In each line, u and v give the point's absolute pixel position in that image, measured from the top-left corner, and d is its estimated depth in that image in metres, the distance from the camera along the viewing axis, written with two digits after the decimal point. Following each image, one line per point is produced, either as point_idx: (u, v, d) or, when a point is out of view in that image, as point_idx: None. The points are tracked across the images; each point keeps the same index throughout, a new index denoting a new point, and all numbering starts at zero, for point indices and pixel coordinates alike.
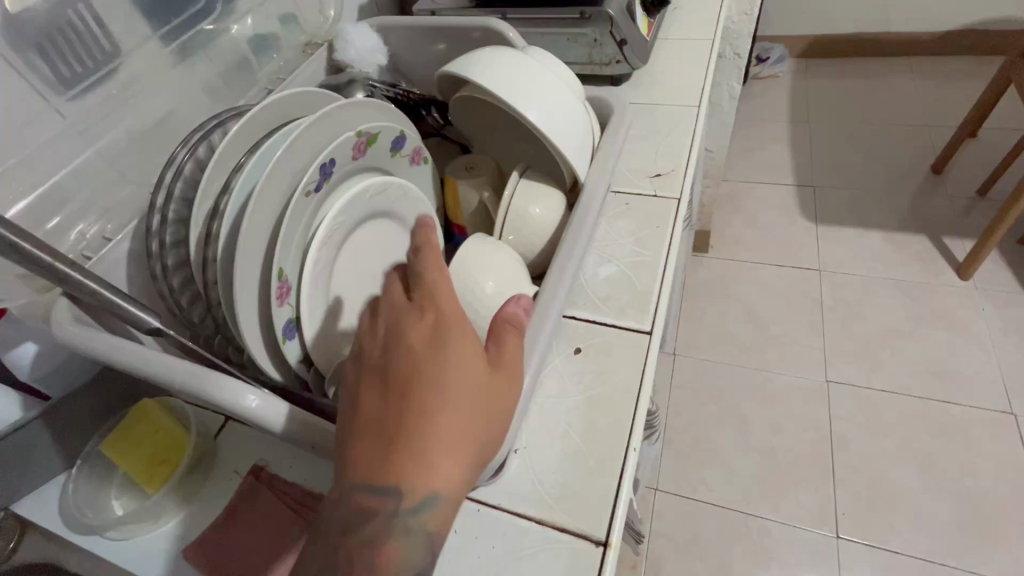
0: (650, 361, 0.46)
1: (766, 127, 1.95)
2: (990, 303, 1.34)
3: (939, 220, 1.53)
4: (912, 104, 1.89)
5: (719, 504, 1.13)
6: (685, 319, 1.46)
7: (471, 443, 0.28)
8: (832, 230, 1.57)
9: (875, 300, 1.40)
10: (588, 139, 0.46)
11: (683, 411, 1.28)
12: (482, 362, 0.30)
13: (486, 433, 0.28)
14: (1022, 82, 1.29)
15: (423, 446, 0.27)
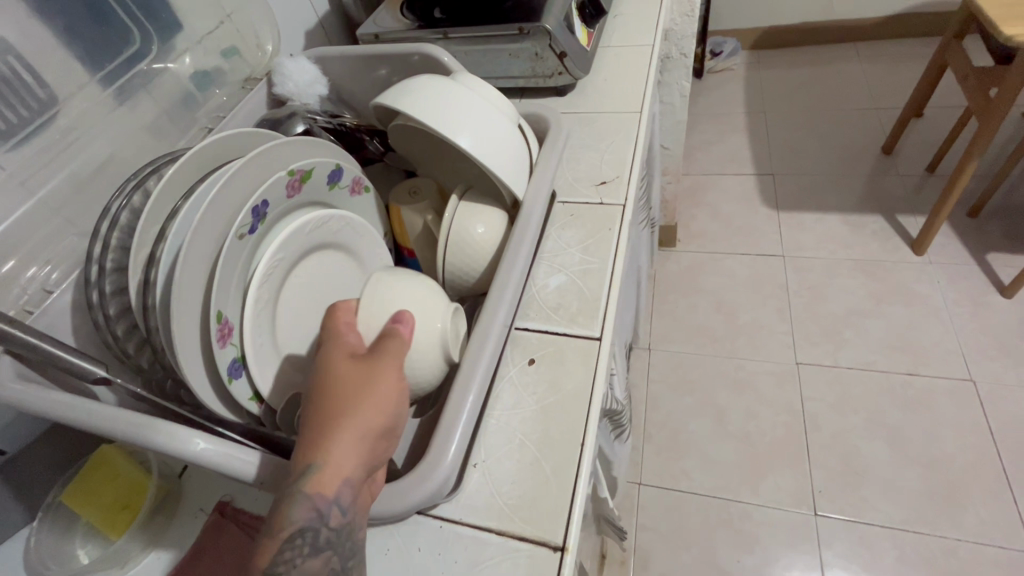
0: (600, 365, 0.47)
1: (724, 120, 2.00)
2: (945, 275, 1.39)
3: (892, 198, 1.59)
4: (860, 88, 1.95)
5: (701, 493, 1.16)
6: (658, 313, 1.49)
7: (344, 417, 0.32)
8: (793, 215, 1.62)
9: (837, 280, 1.45)
10: (523, 157, 0.47)
11: (661, 404, 1.31)
12: (351, 362, 0.35)
13: (349, 402, 0.32)
14: (956, 61, 1.36)
15: (303, 436, 0.32)
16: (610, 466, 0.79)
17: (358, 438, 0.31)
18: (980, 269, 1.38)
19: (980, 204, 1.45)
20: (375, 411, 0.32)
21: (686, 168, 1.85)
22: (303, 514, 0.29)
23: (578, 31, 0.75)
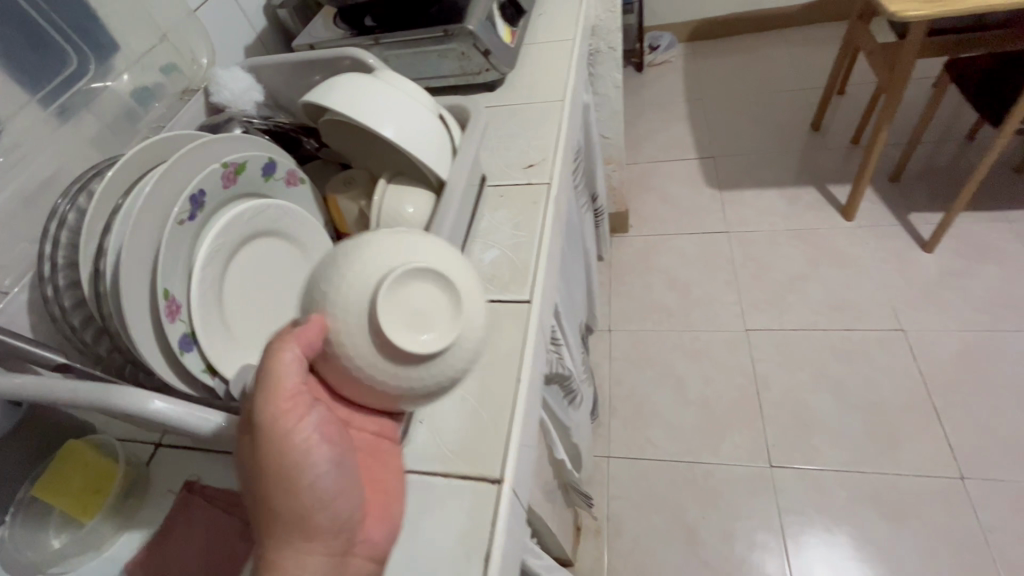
0: (531, 323, 0.52)
1: (666, 108, 2.10)
2: (873, 236, 1.50)
3: (823, 170, 1.70)
4: (787, 70, 2.08)
5: (665, 458, 1.23)
6: (616, 295, 1.56)
7: (260, 494, 0.32)
8: (734, 193, 1.72)
9: (778, 250, 1.54)
10: (445, 143, 0.52)
11: (624, 380, 1.37)
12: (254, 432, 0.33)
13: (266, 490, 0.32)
14: (863, 39, 1.47)
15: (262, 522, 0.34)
16: (571, 432, 0.85)
17: (285, 521, 0.32)
18: (904, 228, 1.49)
19: (900, 168, 1.56)
20: (278, 480, 0.31)
21: (633, 157, 1.94)
22: None
23: (501, 29, 0.81)
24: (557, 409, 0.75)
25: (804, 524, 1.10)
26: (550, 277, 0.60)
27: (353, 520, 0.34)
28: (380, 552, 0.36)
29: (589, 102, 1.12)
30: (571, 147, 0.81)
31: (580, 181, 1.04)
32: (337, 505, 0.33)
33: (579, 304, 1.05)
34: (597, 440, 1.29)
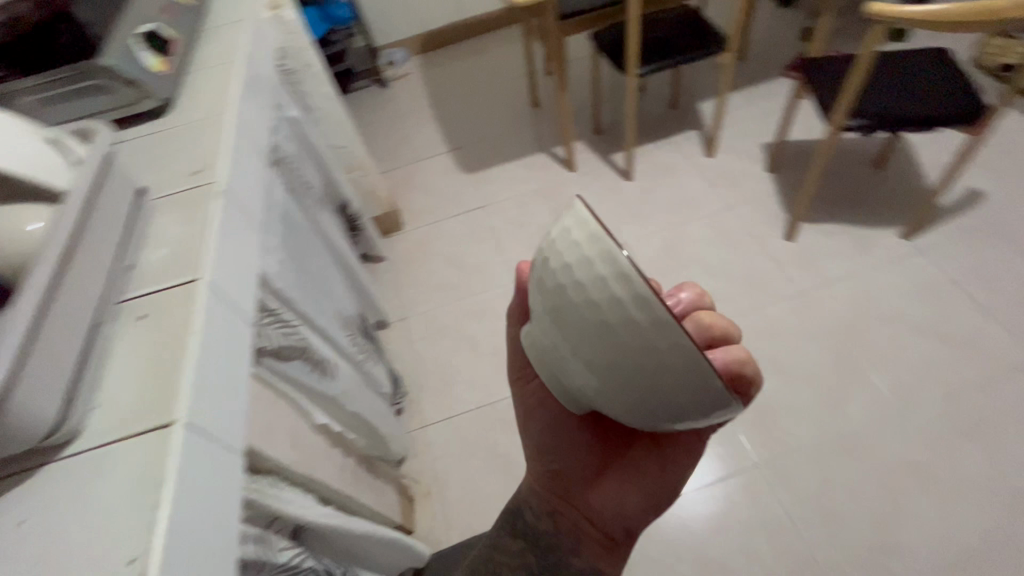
0: (202, 292, 0.59)
1: (415, 115, 2.30)
2: (591, 178, 1.84)
3: (547, 137, 2.03)
4: (505, 63, 2.43)
5: (472, 408, 1.37)
6: (405, 286, 1.68)
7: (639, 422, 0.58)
8: (484, 172, 1.96)
9: (526, 208, 1.80)
10: (53, 159, 0.54)
11: (426, 356, 1.49)
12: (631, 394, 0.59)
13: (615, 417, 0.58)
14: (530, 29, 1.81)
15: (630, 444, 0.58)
16: (336, 403, 0.92)
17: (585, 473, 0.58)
18: (610, 166, 1.86)
19: (597, 122, 1.95)
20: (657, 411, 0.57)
21: (395, 163, 2.09)
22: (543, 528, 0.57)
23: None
24: (302, 381, 0.82)
25: None
26: (232, 256, 0.67)
27: (621, 526, 0.56)
28: (606, 522, 0.56)
29: (297, 116, 1.22)
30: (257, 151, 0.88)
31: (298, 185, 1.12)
32: (549, 467, 0.58)
33: (335, 297, 1.13)
34: (412, 417, 1.38)
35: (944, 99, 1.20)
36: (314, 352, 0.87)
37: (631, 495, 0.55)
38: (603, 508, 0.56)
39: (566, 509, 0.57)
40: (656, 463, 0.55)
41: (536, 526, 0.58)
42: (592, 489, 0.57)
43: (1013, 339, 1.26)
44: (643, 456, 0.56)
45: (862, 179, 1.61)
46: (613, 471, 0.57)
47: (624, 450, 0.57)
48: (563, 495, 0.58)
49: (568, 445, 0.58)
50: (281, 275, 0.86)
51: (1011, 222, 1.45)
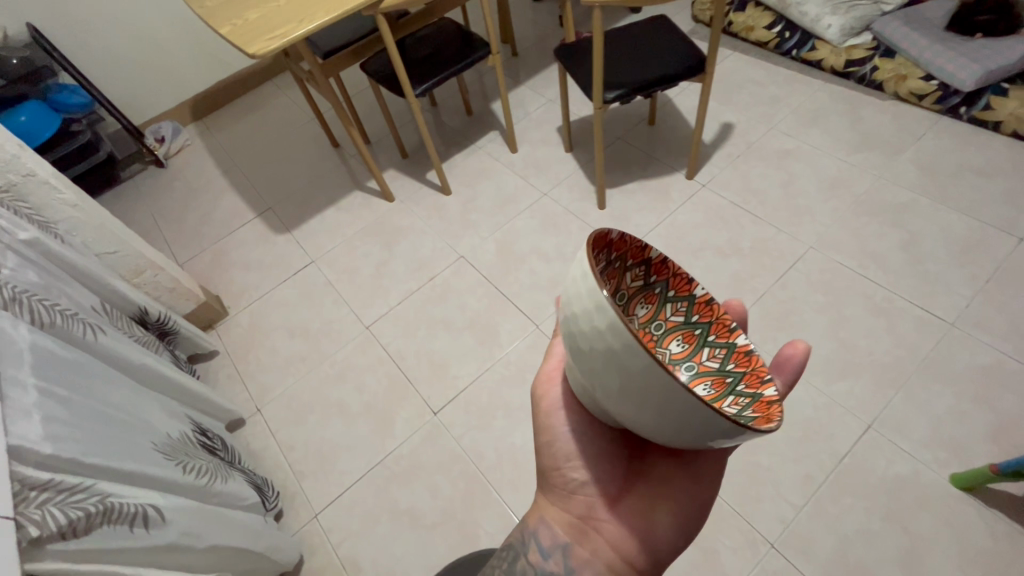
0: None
1: (207, 188, 2.09)
2: (413, 203, 1.82)
3: (358, 174, 1.97)
4: (292, 110, 2.31)
5: (361, 476, 1.28)
6: (249, 375, 1.51)
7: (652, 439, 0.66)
8: (302, 228, 1.84)
9: (357, 251, 1.73)
10: None
11: (295, 442, 1.36)
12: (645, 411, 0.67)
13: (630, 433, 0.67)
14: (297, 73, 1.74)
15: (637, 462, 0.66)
16: (176, 549, 0.80)
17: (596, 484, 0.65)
18: (427, 185, 1.86)
19: (402, 146, 1.94)
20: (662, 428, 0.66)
21: (200, 246, 1.88)
22: (550, 541, 0.64)
23: None
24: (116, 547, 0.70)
25: (473, 436, 1.29)
26: None
27: (632, 535, 0.62)
28: (618, 532, 0.63)
29: (31, 237, 1.03)
30: None
31: (63, 314, 0.94)
32: (579, 481, 0.65)
33: (150, 425, 0.98)
34: (297, 514, 1.25)
35: (672, 57, 1.39)
36: (123, 506, 0.74)
37: (657, 519, 0.62)
38: (626, 530, 0.63)
39: (589, 530, 0.63)
40: (687, 486, 0.63)
41: (552, 553, 0.63)
42: (616, 509, 0.64)
43: (788, 235, 1.49)
44: (671, 478, 0.64)
45: (643, 139, 1.81)
46: (640, 491, 0.64)
47: (654, 472, 0.65)
48: (588, 517, 0.64)
49: (597, 455, 0.65)
50: (49, 436, 0.72)
51: (759, 142, 1.73)
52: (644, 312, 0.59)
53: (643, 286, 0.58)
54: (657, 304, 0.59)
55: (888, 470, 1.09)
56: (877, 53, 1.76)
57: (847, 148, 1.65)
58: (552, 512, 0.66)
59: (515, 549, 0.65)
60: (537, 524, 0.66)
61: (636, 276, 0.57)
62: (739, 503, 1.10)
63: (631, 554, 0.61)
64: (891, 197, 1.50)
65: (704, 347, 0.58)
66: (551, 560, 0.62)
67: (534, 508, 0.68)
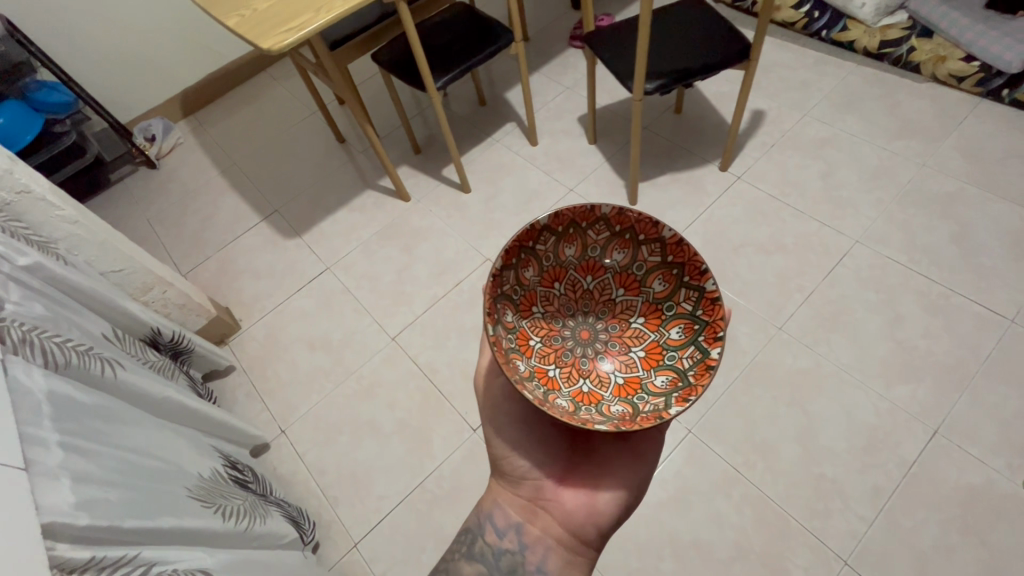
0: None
1: (206, 189, 1.96)
2: (431, 202, 1.73)
3: (369, 171, 1.86)
4: (290, 103, 2.18)
5: (401, 500, 1.21)
6: (269, 392, 1.42)
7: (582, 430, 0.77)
8: (313, 231, 1.74)
9: (375, 255, 1.63)
10: None
11: (326, 465, 1.28)
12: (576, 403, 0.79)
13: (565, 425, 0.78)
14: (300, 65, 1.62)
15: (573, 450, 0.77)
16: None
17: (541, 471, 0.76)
18: (445, 182, 1.77)
19: (415, 141, 1.84)
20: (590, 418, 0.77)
21: (204, 254, 1.77)
22: (505, 522, 0.75)
23: None
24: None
25: None
26: None
27: (571, 509, 0.73)
28: (562, 510, 0.74)
29: (30, 262, 0.91)
30: None
31: (77, 351, 0.84)
32: (526, 472, 0.76)
33: (179, 466, 0.89)
34: (336, 543, 1.18)
35: (715, 44, 1.31)
36: None
37: (597, 497, 0.72)
38: (569, 506, 0.74)
39: (538, 511, 0.75)
40: (624, 466, 0.73)
41: (507, 531, 0.75)
42: (561, 489, 0.75)
43: (832, 229, 1.43)
44: (607, 461, 0.74)
45: (671, 129, 1.73)
46: (580, 474, 0.75)
47: (593, 458, 0.75)
48: (536, 499, 0.75)
49: (536, 451, 0.76)
50: (82, 504, 0.63)
51: (793, 130, 1.66)
52: (624, 256, 0.78)
53: (610, 236, 0.77)
54: (633, 247, 0.77)
55: (959, 479, 1.06)
56: (914, 33, 1.68)
57: (886, 135, 1.58)
58: (506, 497, 0.77)
59: (474, 532, 0.76)
60: (493, 508, 0.77)
61: (601, 230, 0.76)
62: (806, 517, 1.06)
63: (575, 525, 0.73)
64: (936, 186, 1.45)
65: (681, 285, 0.73)
66: (508, 537, 0.74)
67: (489, 494, 0.79)
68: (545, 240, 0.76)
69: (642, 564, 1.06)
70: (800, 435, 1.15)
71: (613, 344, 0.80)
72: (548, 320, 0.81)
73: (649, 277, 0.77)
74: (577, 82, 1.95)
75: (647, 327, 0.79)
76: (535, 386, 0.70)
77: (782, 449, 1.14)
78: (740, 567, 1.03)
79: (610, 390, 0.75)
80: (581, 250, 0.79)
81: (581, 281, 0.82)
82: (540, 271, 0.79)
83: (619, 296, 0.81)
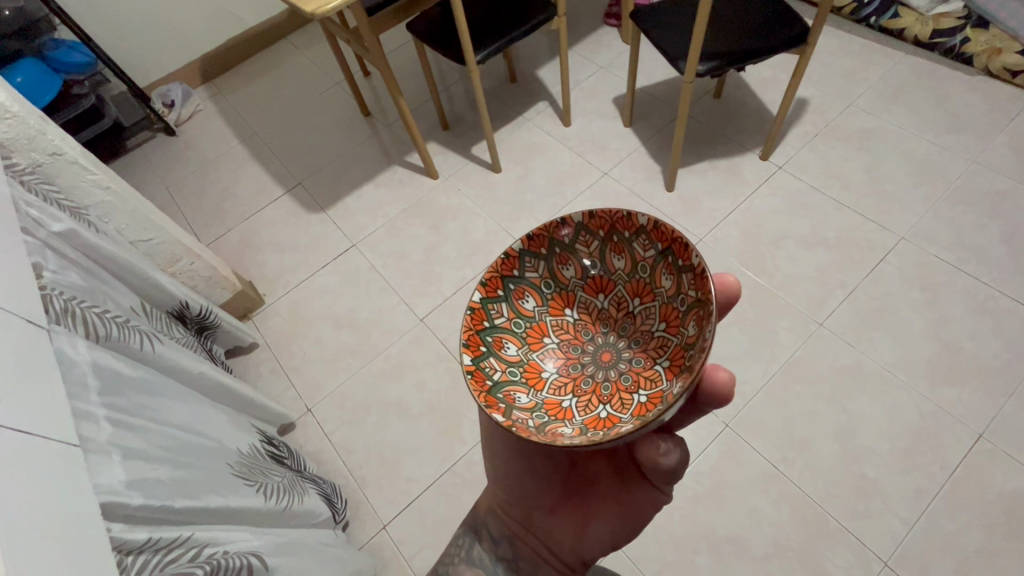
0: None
1: (226, 159, 1.91)
2: (460, 180, 1.68)
3: (395, 147, 1.81)
4: (312, 73, 2.11)
5: (431, 483, 1.19)
6: (295, 369, 1.40)
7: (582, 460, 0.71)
8: (338, 206, 1.69)
9: (403, 233, 1.59)
10: None
11: (354, 445, 1.27)
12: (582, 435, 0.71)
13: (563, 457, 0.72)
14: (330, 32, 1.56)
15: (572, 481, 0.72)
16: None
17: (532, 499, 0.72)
18: (475, 161, 1.72)
19: (444, 117, 1.79)
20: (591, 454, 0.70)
21: (225, 225, 1.72)
22: (495, 533, 0.76)
23: None
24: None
25: None
26: (29, 544, 0.42)
27: (559, 541, 0.71)
28: (551, 538, 0.72)
29: (66, 229, 0.86)
30: (8, 326, 0.59)
31: (117, 324, 0.82)
32: (516, 500, 0.72)
33: (219, 442, 0.86)
34: (365, 524, 1.17)
35: (772, 27, 1.25)
36: (223, 560, 0.65)
37: (586, 535, 0.70)
38: (558, 535, 0.71)
39: (528, 532, 0.73)
40: (617, 510, 0.68)
41: (501, 540, 0.75)
42: (551, 519, 0.71)
43: (877, 224, 1.39)
44: (600, 505, 0.69)
45: (711, 114, 1.68)
46: (571, 511, 0.71)
47: (586, 494, 0.71)
48: (526, 522, 0.73)
49: (528, 484, 0.70)
50: (134, 483, 0.61)
51: (838, 119, 1.60)
52: (671, 283, 0.65)
53: (657, 255, 0.66)
54: (677, 275, 0.64)
55: (1003, 485, 1.04)
56: (968, 24, 1.63)
57: (935, 128, 1.53)
58: (499, 511, 0.76)
59: (470, 538, 0.78)
60: (488, 516, 0.77)
61: (647, 246, 0.67)
62: (846, 517, 1.05)
63: (563, 552, 0.71)
64: (986, 184, 1.41)
65: (703, 331, 0.58)
66: (500, 547, 0.75)
67: (485, 501, 0.79)
68: (586, 241, 0.71)
69: (677, 558, 1.05)
70: (841, 434, 1.13)
71: (627, 379, 0.67)
72: (577, 328, 0.73)
73: (686, 316, 0.63)
74: (613, 61, 1.89)
75: (666, 373, 0.63)
76: (506, 370, 0.66)
77: (822, 447, 1.12)
78: (778, 564, 1.02)
79: (587, 417, 0.63)
80: (631, 264, 0.69)
81: (626, 300, 0.71)
82: (581, 274, 0.73)
83: (657, 331, 0.67)
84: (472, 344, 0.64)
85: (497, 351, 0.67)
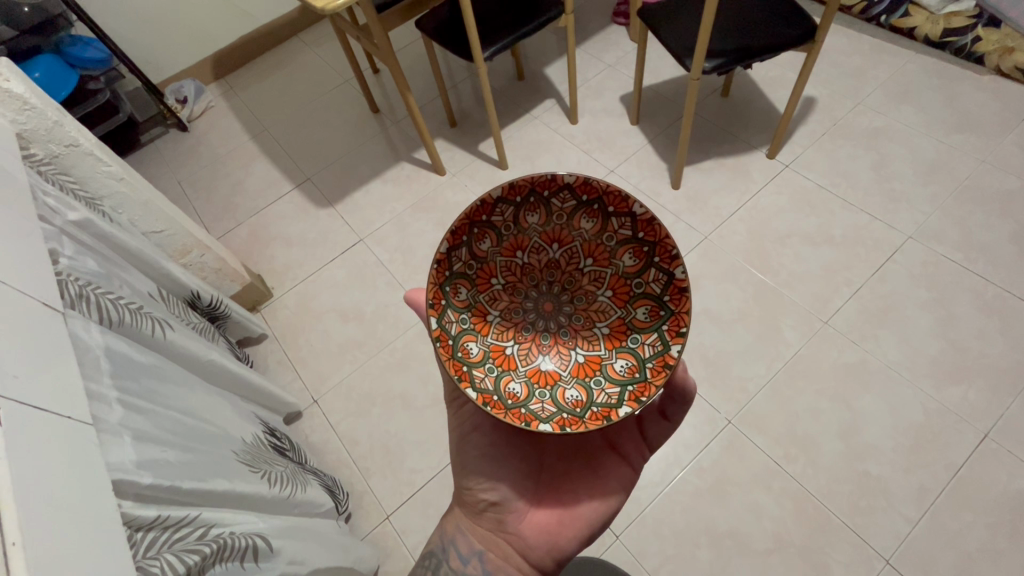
0: None
1: (236, 154, 1.93)
2: (467, 176, 1.69)
3: (403, 143, 1.83)
4: (322, 69, 2.14)
5: (433, 474, 1.21)
6: (300, 362, 1.42)
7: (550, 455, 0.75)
8: (346, 202, 1.71)
9: (410, 229, 1.61)
10: None
11: (358, 436, 1.28)
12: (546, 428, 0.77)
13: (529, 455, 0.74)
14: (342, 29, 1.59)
15: (544, 481, 0.74)
16: None
17: (507, 501, 0.71)
18: (482, 158, 1.73)
19: (451, 114, 1.81)
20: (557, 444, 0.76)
21: (235, 220, 1.75)
22: (467, 551, 0.70)
23: None
24: None
25: None
26: (43, 516, 0.44)
27: (536, 544, 0.69)
28: (525, 543, 0.69)
29: (81, 218, 0.88)
30: (24, 311, 0.60)
31: (130, 309, 0.83)
32: (489, 504, 0.71)
33: (225, 429, 0.88)
34: (368, 515, 1.18)
35: (781, 24, 1.25)
36: (232, 541, 0.68)
37: (564, 532, 0.70)
38: (534, 537, 0.70)
39: (498, 544, 0.70)
40: (592, 502, 0.71)
41: (470, 558, 0.69)
42: (524, 524, 0.71)
43: (884, 223, 1.38)
44: (576, 494, 0.72)
45: (717, 112, 1.68)
46: (547, 506, 0.72)
47: (560, 493, 0.73)
48: (498, 529, 0.70)
49: (506, 480, 0.71)
50: (144, 462, 0.63)
51: (845, 118, 1.60)
52: (592, 223, 0.75)
53: (576, 205, 0.73)
54: (602, 217, 0.73)
55: (1009, 485, 1.04)
56: (980, 22, 1.62)
57: (944, 128, 1.52)
58: (466, 522, 0.72)
59: (437, 557, 0.72)
60: (455, 533, 0.72)
61: (566, 199, 0.73)
62: (848, 514, 1.05)
63: (538, 556, 0.69)
64: (996, 184, 1.40)
65: (650, 262, 0.70)
66: (469, 565, 0.69)
67: (451, 516, 0.75)
68: (503, 210, 0.73)
69: (677, 552, 1.05)
70: (844, 432, 1.13)
71: (578, 319, 0.78)
72: (510, 293, 0.79)
73: (618, 249, 0.74)
74: (620, 59, 1.89)
75: (614, 302, 0.76)
76: (486, 373, 0.71)
77: (825, 444, 1.12)
78: (779, 559, 1.02)
79: (569, 368, 0.75)
80: (545, 217, 0.75)
81: (545, 249, 0.78)
82: (498, 240, 0.75)
83: (586, 266, 0.78)
84: (459, 371, 0.67)
85: (469, 360, 0.70)
